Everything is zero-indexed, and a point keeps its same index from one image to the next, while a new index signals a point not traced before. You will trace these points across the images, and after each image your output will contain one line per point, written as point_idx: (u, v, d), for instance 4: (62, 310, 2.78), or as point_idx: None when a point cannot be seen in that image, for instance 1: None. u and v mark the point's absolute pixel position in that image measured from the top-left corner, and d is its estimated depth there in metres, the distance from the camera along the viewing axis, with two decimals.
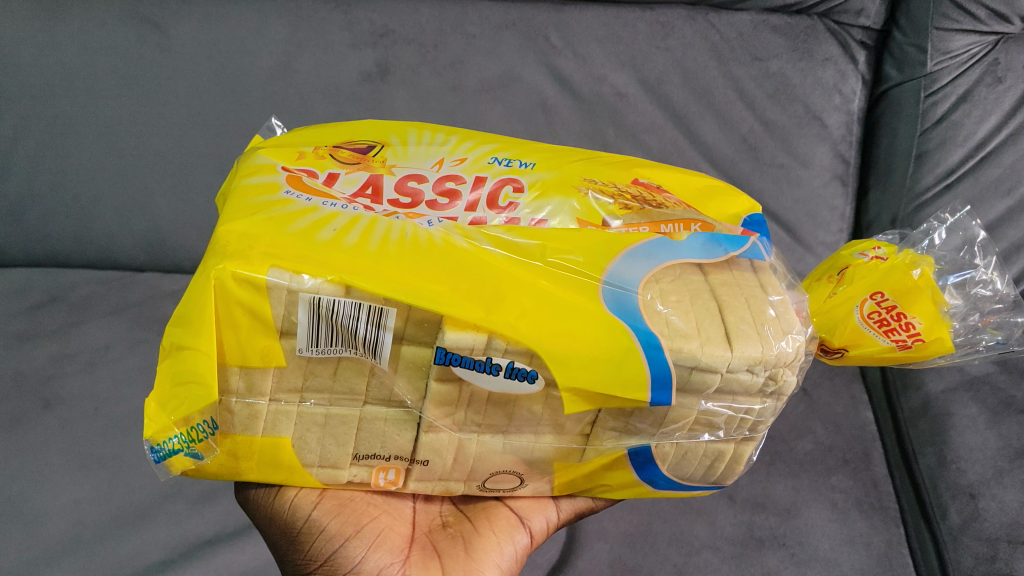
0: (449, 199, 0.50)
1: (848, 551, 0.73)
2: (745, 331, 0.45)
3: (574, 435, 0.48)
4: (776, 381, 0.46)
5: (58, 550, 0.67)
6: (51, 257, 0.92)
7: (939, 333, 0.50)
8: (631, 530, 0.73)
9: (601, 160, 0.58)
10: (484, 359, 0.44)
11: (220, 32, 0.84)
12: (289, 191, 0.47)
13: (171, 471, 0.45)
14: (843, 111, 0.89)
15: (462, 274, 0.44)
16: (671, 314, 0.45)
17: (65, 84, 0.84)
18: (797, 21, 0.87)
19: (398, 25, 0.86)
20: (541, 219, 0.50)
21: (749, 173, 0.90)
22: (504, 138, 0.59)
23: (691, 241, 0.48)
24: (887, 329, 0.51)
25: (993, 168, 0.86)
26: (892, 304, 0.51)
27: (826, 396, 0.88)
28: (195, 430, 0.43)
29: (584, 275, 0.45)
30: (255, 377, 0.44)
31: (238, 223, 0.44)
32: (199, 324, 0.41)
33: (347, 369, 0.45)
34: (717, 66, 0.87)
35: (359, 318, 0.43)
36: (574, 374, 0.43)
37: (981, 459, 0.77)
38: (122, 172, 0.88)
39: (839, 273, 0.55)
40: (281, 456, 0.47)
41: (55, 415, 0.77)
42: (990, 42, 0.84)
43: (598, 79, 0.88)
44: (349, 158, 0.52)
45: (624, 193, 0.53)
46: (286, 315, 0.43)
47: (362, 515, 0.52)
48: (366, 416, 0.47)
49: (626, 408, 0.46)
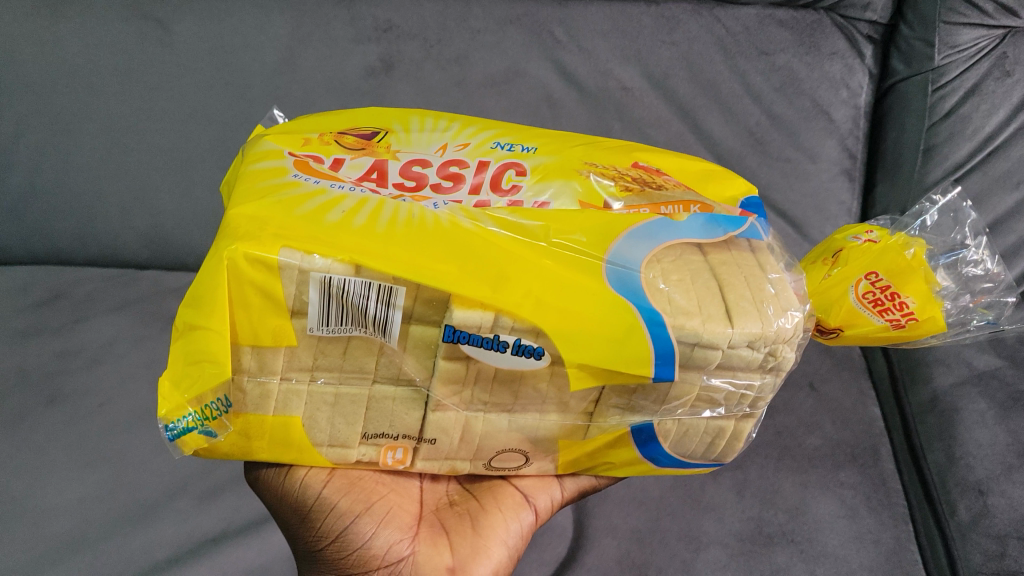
0: (454, 183, 0.49)
1: (857, 547, 0.73)
2: (745, 307, 0.44)
3: (578, 412, 0.48)
4: (776, 356, 0.45)
5: (62, 550, 0.67)
6: (53, 254, 0.91)
7: (932, 311, 0.50)
8: (640, 527, 0.73)
9: (600, 144, 0.57)
10: (492, 336, 0.43)
11: (223, 27, 0.84)
12: (297, 176, 0.46)
13: (184, 450, 0.45)
14: (850, 105, 0.89)
15: (468, 255, 0.43)
16: (671, 290, 0.44)
17: (67, 80, 0.83)
18: (803, 16, 0.86)
19: (401, 21, 0.86)
20: (544, 202, 0.49)
21: (757, 167, 0.89)
22: (505, 125, 0.59)
23: (690, 222, 0.47)
24: (881, 309, 0.51)
25: (1002, 161, 0.85)
26: (886, 284, 0.51)
27: (834, 391, 0.87)
28: (209, 408, 0.43)
29: (587, 255, 0.45)
30: (266, 357, 0.44)
31: (248, 206, 0.43)
32: (211, 304, 0.41)
33: (357, 348, 0.45)
34: (723, 60, 0.87)
35: (367, 296, 0.42)
36: (582, 352, 0.43)
37: (990, 456, 0.77)
38: (124, 168, 0.87)
39: (834, 255, 0.55)
40: (292, 436, 0.47)
41: (58, 413, 0.76)
42: (998, 35, 0.83)
43: (604, 74, 0.87)
44: (353, 144, 0.52)
45: (624, 176, 0.52)
46: (297, 294, 0.42)
47: (372, 493, 0.51)
48: (374, 395, 0.46)
49: (630, 386, 0.45)
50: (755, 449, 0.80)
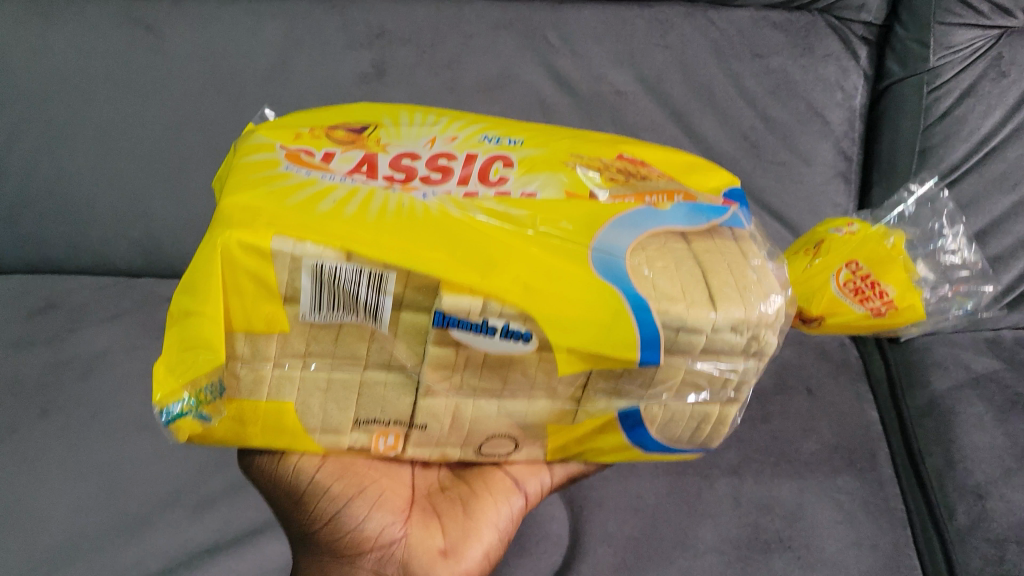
0: (443, 175, 0.49)
1: (855, 553, 0.73)
2: (729, 292, 0.44)
3: (566, 397, 0.48)
4: (759, 341, 0.45)
5: (55, 561, 0.67)
6: (48, 263, 0.92)
7: (910, 299, 0.57)
8: (636, 534, 0.73)
9: (586, 137, 0.57)
10: (481, 321, 0.43)
11: (214, 33, 0.85)
12: (289, 167, 0.46)
13: (179, 434, 0.46)
14: (844, 107, 0.87)
15: (458, 242, 0.43)
16: (653, 274, 0.44)
17: (62, 89, 0.85)
18: (797, 18, 0.86)
19: (394, 25, 0.86)
20: (532, 190, 0.48)
21: (751, 171, 0.87)
22: (495, 120, 0.58)
23: (674, 211, 0.47)
24: (861, 297, 0.57)
25: (998, 163, 0.84)
26: (866, 274, 0.57)
27: (831, 395, 0.86)
28: (204, 393, 0.43)
29: (573, 243, 0.44)
30: (259, 343, 0.44)
31: (240, 195, 0.43)
32: (206, 290, 0.41)
33: (348, 335, 0.44)
34: (717, 62, 0.86)
35: (355, 282, 0.42)
36: (570, 336, 0.43)
37: (988, 459, 0.77)
38: (118, 175, 0.88)
39: (815, 246, 0.60)
40: (284, 422, 0.47)
41: (52, 423, 0.77)
42: (993, 36, 0.83)
43: (597, 77, 0.86)
44: (341, 139, 0.51)
45: (610, 167, 0.51)
46: (289, 281, 0.42)
47: (363, 477, 0.52)
48: (366, 381, 0.46)
49: (616, 370, 0.45)
50: (751, 455, 0.79)
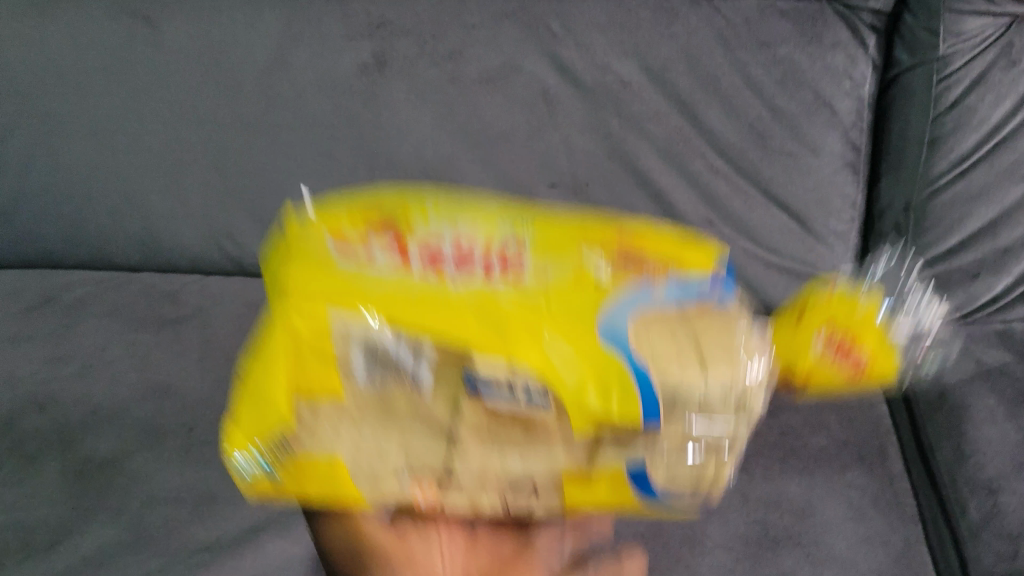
0: (471, 258, 0.46)
1: (866, 550, 0.70)
2: (721, 355, 0.41)
3: (566, 462, 0.43)
4: (745, 410, 0.43)
5: (49, 548, 0.68)
6: (45, 258, 0.99)
7: (884, 364, 0.72)
8: (643, 532, 0.72)
9: (620, 224, 0.53)
10: (513, 390, 0.42)
11: (213, 24, 0.84)
12: (332, 253, 0.46)
13: (250, 488, 0.49)
14: (853, 97, 0.82)
15: (482, 317, 0.42)
16: (653, 344, 0.41)
17: (64, 89, 0.88)
18: (805, 5, 0.79)
19: (394, 16, 0.83)
20: (552, 273, 0.46)
21: (758, 162, 0.84)
22: (534, 211, 0.55)
23: (668, 286, 0.45)
24: (844, 355, 0.71)
25: (1009, 153, 0.82)
26: (846, 344, 0.70)
27: (840, 390, 0.84)
28: (275, 447, 0.45)
29: (588, 314, 0.42)
30: (327, 412, 0.44)
31: (296, 278, 0.45)
32: (275, 374, 0.45)
33: (397, 408, 0.44)
34: (723, 53, 0.80)
35: (398, 352, 0.43)
36: (596, 405, 0.41)
37: (1001, 454, 0.75)
38: (116, 171, 0.92)
39: (802, 313, 0.72)
40: (342, 477, 0.45)
41: (51, 417, 0.80)
42: (1004, 23, 0.79)
43: (602, 68, 0.82)
44: (373, 225, 0.50)
45: (634, 254, 0.49)
46: (344, 355, 0.44)
47: (413, 548, 0.51)
48: (415, 442, 0.44)
49: (622, 437, 0.42)
50: (761, 452, 0.78)
